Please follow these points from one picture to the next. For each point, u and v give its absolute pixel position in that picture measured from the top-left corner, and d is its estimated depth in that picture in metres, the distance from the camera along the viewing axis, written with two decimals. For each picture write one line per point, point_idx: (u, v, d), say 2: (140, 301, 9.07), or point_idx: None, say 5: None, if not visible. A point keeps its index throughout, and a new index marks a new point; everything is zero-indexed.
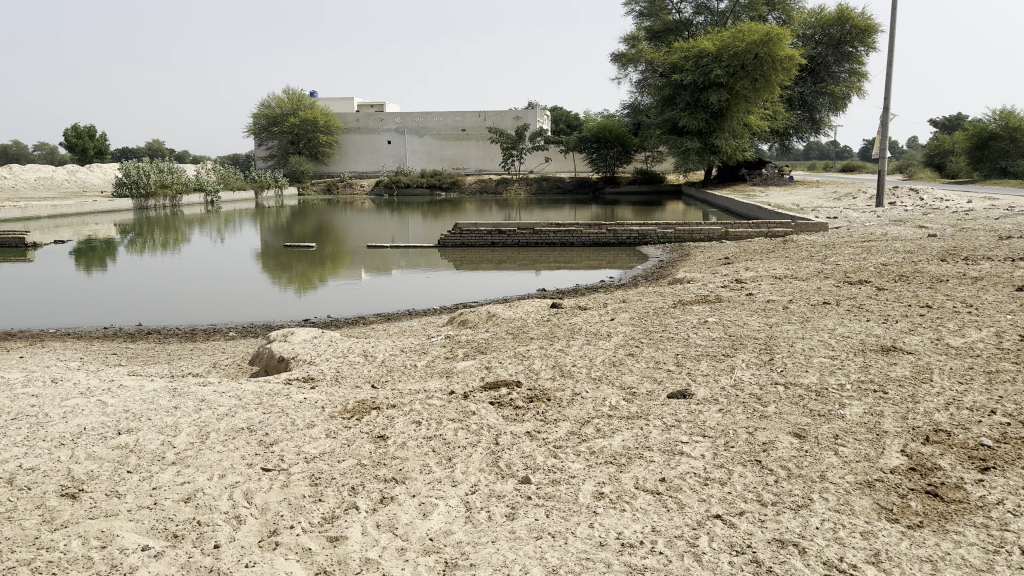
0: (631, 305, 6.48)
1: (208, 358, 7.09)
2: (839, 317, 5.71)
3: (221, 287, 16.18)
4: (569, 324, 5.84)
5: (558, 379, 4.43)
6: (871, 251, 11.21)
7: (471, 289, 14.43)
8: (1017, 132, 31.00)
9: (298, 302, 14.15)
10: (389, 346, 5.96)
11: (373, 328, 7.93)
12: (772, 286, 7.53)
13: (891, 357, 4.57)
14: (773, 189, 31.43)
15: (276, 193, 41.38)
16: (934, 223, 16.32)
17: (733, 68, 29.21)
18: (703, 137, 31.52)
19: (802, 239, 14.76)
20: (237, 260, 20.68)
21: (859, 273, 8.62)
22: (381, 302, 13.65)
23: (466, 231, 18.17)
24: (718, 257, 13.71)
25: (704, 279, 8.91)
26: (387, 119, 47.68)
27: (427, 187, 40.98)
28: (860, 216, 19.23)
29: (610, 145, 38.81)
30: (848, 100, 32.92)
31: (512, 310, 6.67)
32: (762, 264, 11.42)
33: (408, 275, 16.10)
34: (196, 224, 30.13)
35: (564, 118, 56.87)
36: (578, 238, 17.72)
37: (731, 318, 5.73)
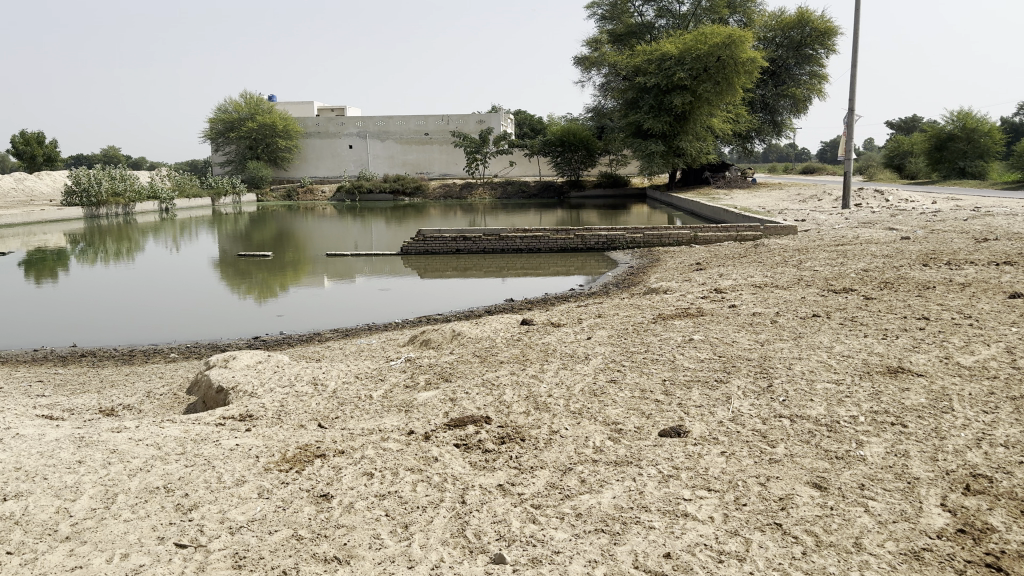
0: (609, 320, 5.98)
1: (143, 387, 6.48)
2: (835, 332, 5.25)
3: (172, 299, 15.26)
4: (541, 344, 5.31)
5: (532, 413, 3.89)
6: (843, 256, 10.91)
7: (437, 299, 13.63)
8: (974, 133, 31.28)
9: (252, 314, 13.27)
10: (342, 371, 5.40)
11: (327, 348, 7.36)
12: (753, 296, 7.09)
13: (903, 380, 4.10)
14: (738, 192, 31.34)
15: (233, 200, 40.38)
16: (904, 225, 16.13)
17: (696, 71, 29.02)
18: (667, 140, 31.31)
19: (773, 243, 14.44)
20: (192, 269, 19.74)
21: (841, 280, 8.24)
22: (340, 314, 12.78)
23: (429, 238, 17.53)
24: (690, 263, 13.31)
25: (679, 288, 8.48)
26: (348, 123, 46.84)
27: (389, 192, 40.26)
28: (828, 218, 19.04)
29: (574, 149, 38.48)
30: (809, 102, 32.99)
31: (479, 327, 6.13)
32: (735, 272, 11.04)
33: (371, 284, 15.28)
34: (150, 232, 29.05)
35: (528, 122, 56.53)
36: (546, 244, 17.22)
37: (720, 335, 5.25)
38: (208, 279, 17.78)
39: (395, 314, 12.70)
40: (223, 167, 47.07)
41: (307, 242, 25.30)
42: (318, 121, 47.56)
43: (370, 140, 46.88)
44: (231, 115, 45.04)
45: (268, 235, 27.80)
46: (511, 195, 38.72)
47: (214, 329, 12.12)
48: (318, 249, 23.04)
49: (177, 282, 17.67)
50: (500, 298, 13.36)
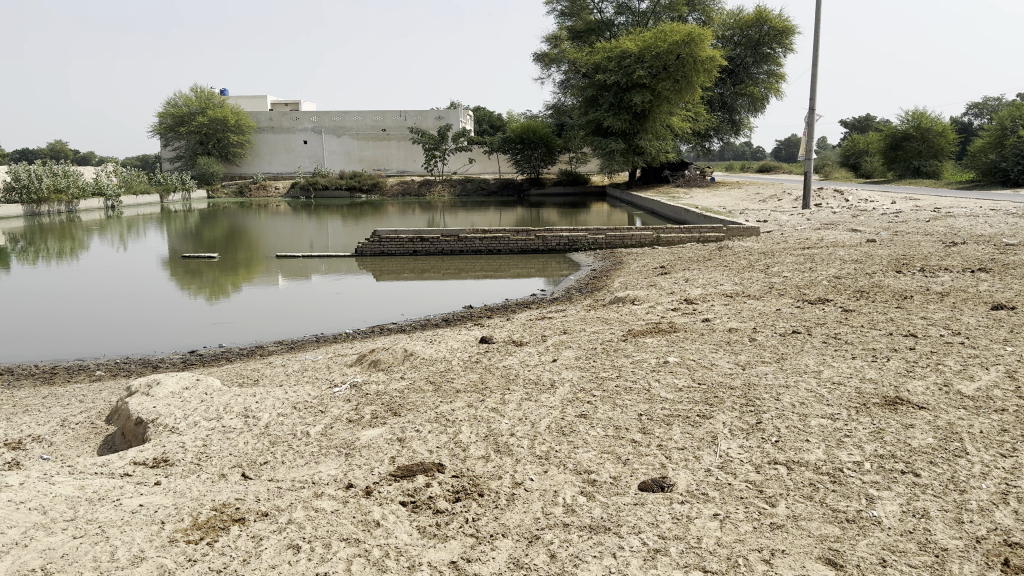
0: (577, 338, 5.50)
1: (59, 413, 5.82)
2: (819, 352, 4.84)
3: (118, 300, 14.34)
4: (503, 368, 4.79)
5: (491, 459, 3.37)
6: (810, 261, 10.60)
7: (397, 304, 12.82)
8: (929, 132, 31.46)
9: (198, 319, 12.39)
10: (279, 401, 4.81)
11: (268, 368, 6.72)
12: (725, 308, 6.66)
13: (905, 416, 3.66)
14: (697, 191, 31.17)
15: (182, 197, 39.13)
16: (866, 227, 15.94)
17: (656, 69, 28.75)
18: (627, 138, 31.03)
19: (738, 245, 14.12)
20: (141, 268, 18.76)
21: (814, 288, 7.89)
22: (297, 318, 12.08)
23: (385, 239, 16.88)
24: (654, 266, 12.94)
25: (646, 297, 8.05)
26: (302, 118, 45.72)
27: (346, 189, 39.37)
28: (790, 219, 18.83)
29: (534, 146, 38.01)
30: (767, 101, 32.98)
31: (434, 346, 5.58)
32: (701, 278, 10.64)
33: (328, 286, 14.48)
34: (95, 231, 27.81)
35: (487, 119, 55.96)
36: (506, 245, 16.72)
37: (698, 356, 4.81)
38: (158, 279, 16.85)
39: (351, 320, 11.86)
40: (173, 163, 45.59)
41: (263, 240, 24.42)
42: (272, 116, 46.31)
43: (325, 136, 45.80)
44: (181, 109, 43.67)
45: (219, 233, 26.79)
46: (470, 193, 38.13)
47: (156, 338, 11.23)
48: (271, 247, 22.18)
49: (125, 281, 16.72)
50: (463, 303, 12.60)
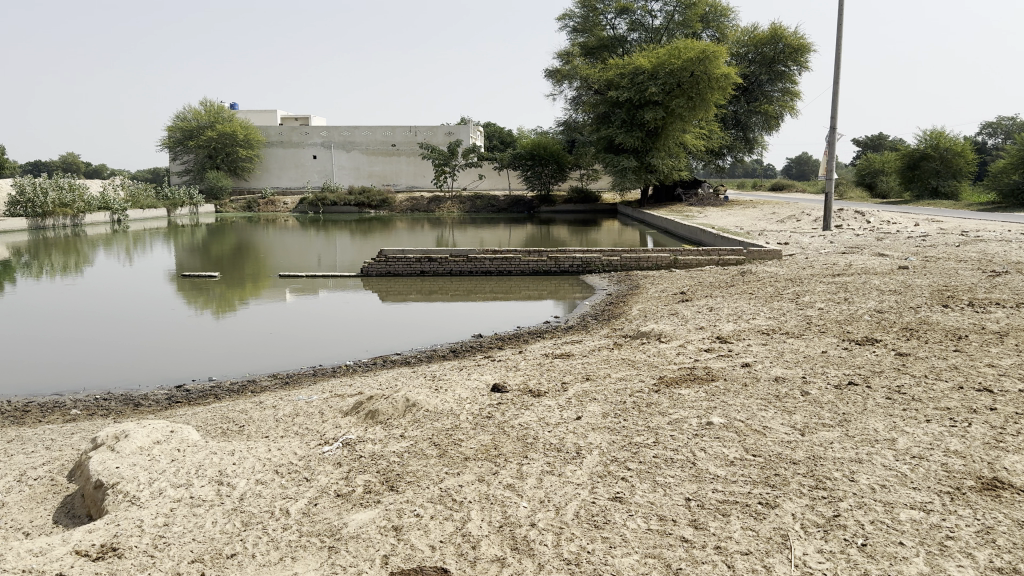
0: (604, 387, 4.84)
1: (23, 461, 5.21)
2: (886, 414, 4.18)
3: (111, 318, 13.61)
4: (519, 426, 4.14)
5: (508, 563, 2.73)
6: (840, 292, 9.92)
7: (404, 327, 12.06)
8: (947, 152, 30.62)
9: (199, 339, 11.66)
10: (259, 465, 4.16)
11: (256, 412, 6.08)
12: (764, 349, 5.99)
13: (1014, 509, 2.99)
14: (711, 210, 30.48)
15: (189, 212, 38.76)
16: (893, 252, 15.23)
17: (669, 86, 28.22)
18: (639, 156, 30.45)
19: (761, 270, 13.45)
20: (141, 283, 18.10)
21: (856, 325, 7.24)
22: (303, 342, 11.33)
23: (392, 259, 16.23)
24: (673, 292, 12.28)
25: (672, 332, 7.38)
26: (312, 133, 45.37)
27: (354, 205, 38.89)
28: (812, 242, 18.12)
29: (545, 163, 37.46)
30: (780, 119, 32.33)
31: (439, 394, 4.93)
32: (726, 307, 9.96)
33: (335, 307, 13.76)
34: (101, 245, 27.35)
35: (497, 135, 55.57)
36: (517, 266, 16.06)
37: (746, 417, 4.14)
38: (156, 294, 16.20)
39: (355, 345, 11.08)
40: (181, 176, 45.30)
41: (270, 255, 23.85)
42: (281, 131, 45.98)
43: (335, 151, 45.39)
44: (191, 123, 43.43)
45: (227, 248, 26.26)
46: (479, 210, 37.58)
47: (147, 361, 10.47)
48: (280, 263, 21.56)
49: (123, 297, 16.07)
50: (473, 326, 11.86)
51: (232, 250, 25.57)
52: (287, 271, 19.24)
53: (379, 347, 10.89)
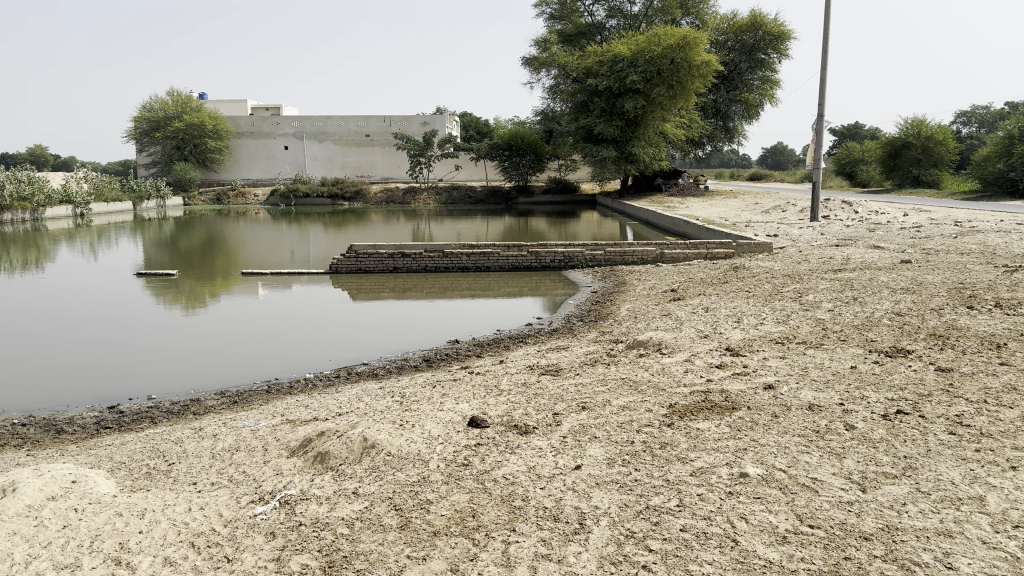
0: (607, 420, 3.99)
1: None
2: (961, 458, 3.38)
3: (64, 317, 12.53)
4: (505, 480, 3.28)
5: None
6: (845, 290, 9.18)
7: (379, 326, 11.09)
8: (929, 140, 30.11)
9: (158, 340, 10.64)
10: (172, 534, 3.27)
11: (192, 445, 5.19)
12: (785, 364, 5.18)
13: None
14: (692, 200, 29.73)
15: (156, 205, 37.47)
16: (887, 244, 14.52)
17: (649, 74, 27.43)
18: (619, 145, 29.66)
19: (754, 264, 12.70)
20: (100, 279, 17.01)
21: (878, 331, 6.46)
22: (270, 341, 10.35)
23: (362, 254, 15.25)
24: (662, 289, 11.50)
25: (672, 340, 6.59)
26: (283, 123, 44.10)
27: (328, 196, 37.76)
28: (801, 233, 17.41)
29: (522, 153, 36.57)
30: (761, 108, 31.68)
31: (404, 429, 4.04)
32: (724, 308, 9.19)
33: (305, 306, 12.77)
34: (63, 240, 26.11)
35: (474, 125, 54.56)
36: (495, 261, 15.16)
37: (786, 465, 3.35)
38: (118, 290, 15.17)
39: (326, 344, 10.10)
40: (148, 169, 43.85)
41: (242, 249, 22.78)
42: (252, 121, 44.61)
43: (307, 141, 44.10)
44: (157, 113, 42.02)
45: (196, 242, 25.16)
46: (456, 201, 36.59)
47: (97, 364, 9.43)
48: (251, 257, 20.53)
49: (78, 295, 14.98)
50: (454, 326, 10.94)
51: (201, 244, 24.48)
52: (257, 266, 18.24)
53: (353, 347, 9.89)
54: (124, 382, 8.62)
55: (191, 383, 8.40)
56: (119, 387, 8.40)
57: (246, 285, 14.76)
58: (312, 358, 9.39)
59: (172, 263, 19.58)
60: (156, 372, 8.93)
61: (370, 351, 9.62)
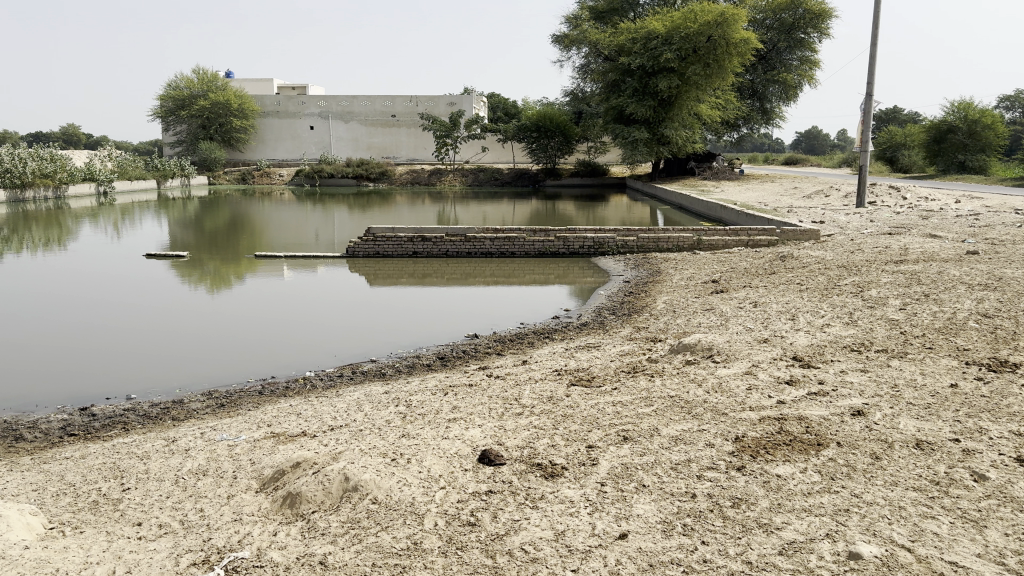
0: (658, 461, 3.10)
1: None
2: None
3: (67, 298, 11.81)
4: (525, 555, 2.41)
5: None
6: (912, 285, 8.15)
7: (396, 313, 10.20)
8: (976, 124, 28.55)
9: (159, 323, 9.82)
10: None
11: (159, 466, 4.37)
12: (868, 381, 4.25)
13: None
14: (727, 185, 28.57)
15: (181, 184, 37.00)
16: (944, 233, 13.36)
17: (685, 52, 26.18)
18: (651, 126, 28.49)
19: (802, 253, 11.67)
20: (114, 259, 16.38)
21: (969, 338, 5.48)
22: (279, 326, 9.50)
23: (380, 238, 14.41)
24: (702, 280, 10.54)
25: (724, 343, 5.66)
26: (309, 102, 43.36)
27: (352, 177, 37.05)
28: (849, 220, 16.28)
29: (551, 135, 35.52)
30: (800, 89, 30.30)
31: (400, 463, 3.17)
32: (775, 303, 8.23)
33: (318, 290, 11.92)
34: (86, 217, 25.64)
35: (501, 106, 53.53)
36: (521, 247, 14.26)
37: (910, 541, 2.45)
38: (130, 270, 14.49)
39: (338, 331, 9.21)
40: (173, 148, 43.37)
41: (265, 229, 22.08)
42: (278, 100, 43.91)
43: (333, 121, 43.36)
44: (183, 91, 41.46)
45: (221, 221, 24.51)
46: (482, 183, 35.69)
47: (89, 347, 8.64)
48: (273, 238, 19.80)
49: (87, 274, 14.33)
50: (477, 314, 10.02)
51: (225, 223, 23.84)
52: (278, 247, 17.47)
53: (368, 335, 8.94)
54: (117, 366, 7.79)
55: (181, 370, 7.52)
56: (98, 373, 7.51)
57: (263, 267, 14.02)
58: (321, 345, 8.44)
59: (190, 243, 18.90)
60: (146, 358, 8.03)
61: (385, 339, 8.71)
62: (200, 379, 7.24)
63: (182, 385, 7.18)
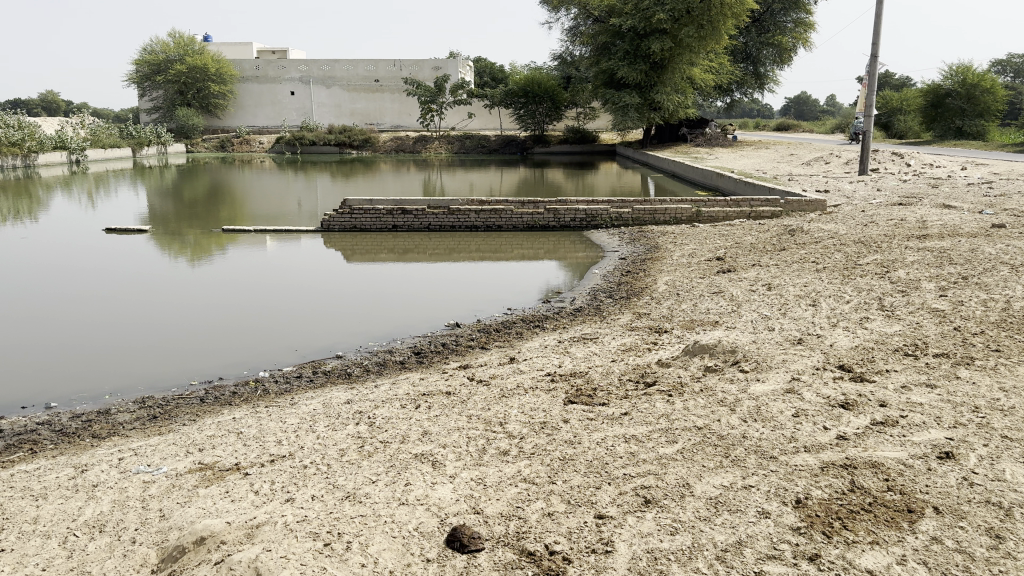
0: (698, 547, 2.23)
1: None
2: None
3: (18, 272, 10.81)
4: None
5: None
6: (944, 265, 7.29)
7: (373, 291, 9.21)
8: (974, 88, 27.53)
9: (104, 301, 8.83)
10: None
11: (56, 513, 3.46)
12: (938, 402, 3.42)
13: None
14: (721, 152, 27.60)
15: (157, 151, 35.63)
16: (958, 204, 12.49)
17: (678, 13, 24.98)
18: (643, 91, 27.38)
19: (813, 226, 10.78)
20: (74, 231, 15.27)
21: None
22: (239, 304, 8.51)
23: (356, 210, 13.39)
24: (705, 257, 9.67)
25: (746, 341, 4.82)
26: (290, 66, 41.80)
27: (334, 144, 35.79)
28: (855, 189, 15.40)
29: (539, 100, 34.34)
30: (795, 52, 29.26)
31: (338, 556, 2.27)
32: (791, 286, 7.39)
33: (290, 264, 10.91)
34: (57, 187, 24.40)
35: (488, 71, 52.05)
36: (508, 219, 13.31)
37: None
38: (91, 244, 13.44)
39: (306, 311, 8.23)
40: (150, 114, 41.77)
41: (243, 198, 20.98)
42: (257, 64, 42.27)
43: (314, 86, 41.91)
44: (158, 56, 39.83)
45: (199, 190, 23.36)
46: (468, 150, 34.55)
47: (23, 328, 7.69)
48: (254, 208, 18.76)
49: (45, 247, 13.28)
50: (462, 293, 9.04)
51: (205, 193, 22.75)
52: (258, 217, 16.44)
53: (336, 317, 7.95)
54: (46, 355, 6.81)
55: (113, 361, 6.50)
56: (10, 368, 6.43)
57: (237, 239, 13.03)
58: (283, 329, 7.49)
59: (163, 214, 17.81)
60: (83, 344, 7.11)
61: (357, 322, 7.74)
62: (140, 371, 6.31)
63: (119, 375, 6.25)
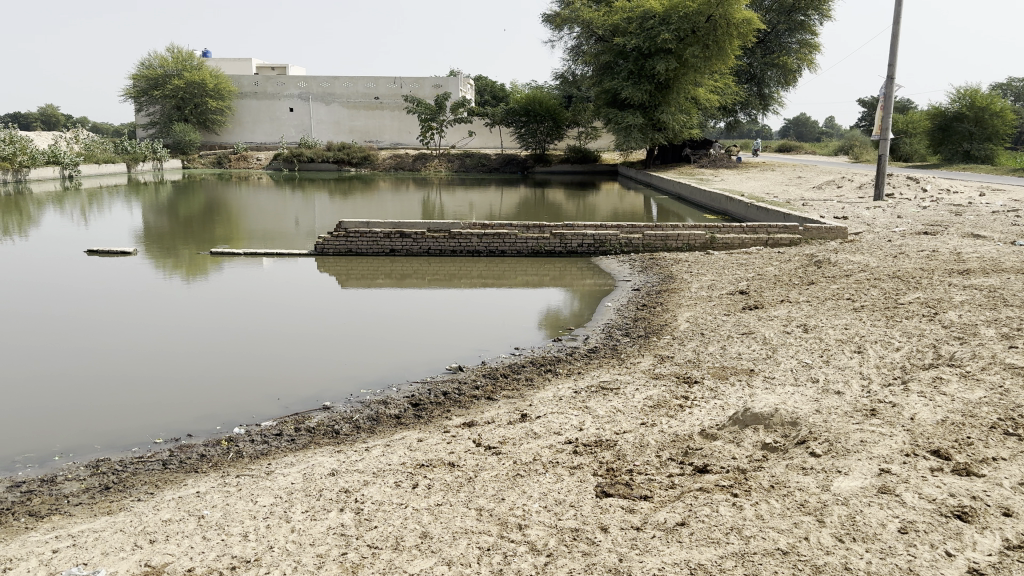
0: None
1: None
2: None
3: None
4: None
5: None
6: (998, 307, 6.57)
7: (371, 313, 8.44)
8: (983, 112, 26.87)
9: (83, 321, 8.16)
10: None
11: None
12: None
13: None
14: (726, 173, 26.99)
15: (153, 167, 34.98)
16: (987, 233, 11.80)
17: (683, 32, 24.40)
18: (647, 111, 26.77)
19: (839, 257, 10.08)
20: (56, 249, 14.49)
21: None
22: (228, 325, 7.80)
23: (352, 233, 12.69)
24: (726, 290, 8.97)
25: (802, 405, 4.10)
26: (289, 83, 41.25)
27: (333, 161, 35.20)
28: (873, 216, 14.71)
29: (540, 120, 33.83)
30: (799, 74, 28.71)
31: None
32: (829, 327, 6.71)
33: (281, 285, 10.16)
34: (48, 203, 23.69)
35: (489, 89, 51.59)
36: (512, 243, 12.60)
37: None
38: (73, 262, 12.69)
39: (298, 333, 7.51)
40: (146, 129, 41.11)
41: (240, 215, 20.26)
42: (256, 80, 41.69)
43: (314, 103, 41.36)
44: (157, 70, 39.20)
45: (194, 207, 22.65)
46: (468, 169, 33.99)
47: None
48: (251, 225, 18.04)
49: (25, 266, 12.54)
50: (469, 318, 8.24)
51: (199, 210, 22.06)
52: (253, 235, 15.71)
53: (325, 342, 7.15)
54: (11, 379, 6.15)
55: (80, 392, 5.82)
56: None
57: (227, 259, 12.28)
58: (273, 354, 6.75)
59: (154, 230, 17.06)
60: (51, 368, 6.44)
61: (355, 347, 6.99)
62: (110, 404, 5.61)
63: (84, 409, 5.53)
